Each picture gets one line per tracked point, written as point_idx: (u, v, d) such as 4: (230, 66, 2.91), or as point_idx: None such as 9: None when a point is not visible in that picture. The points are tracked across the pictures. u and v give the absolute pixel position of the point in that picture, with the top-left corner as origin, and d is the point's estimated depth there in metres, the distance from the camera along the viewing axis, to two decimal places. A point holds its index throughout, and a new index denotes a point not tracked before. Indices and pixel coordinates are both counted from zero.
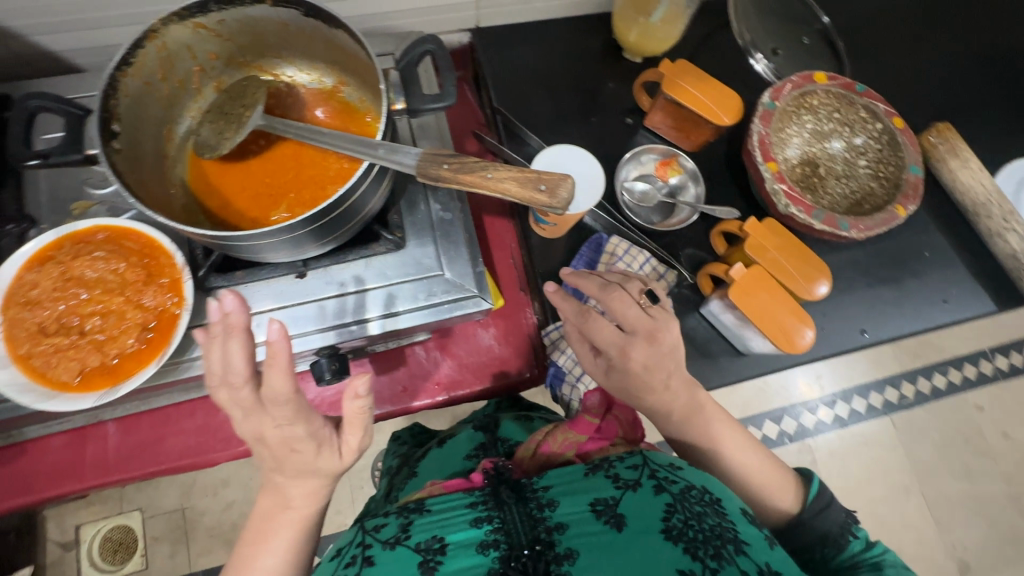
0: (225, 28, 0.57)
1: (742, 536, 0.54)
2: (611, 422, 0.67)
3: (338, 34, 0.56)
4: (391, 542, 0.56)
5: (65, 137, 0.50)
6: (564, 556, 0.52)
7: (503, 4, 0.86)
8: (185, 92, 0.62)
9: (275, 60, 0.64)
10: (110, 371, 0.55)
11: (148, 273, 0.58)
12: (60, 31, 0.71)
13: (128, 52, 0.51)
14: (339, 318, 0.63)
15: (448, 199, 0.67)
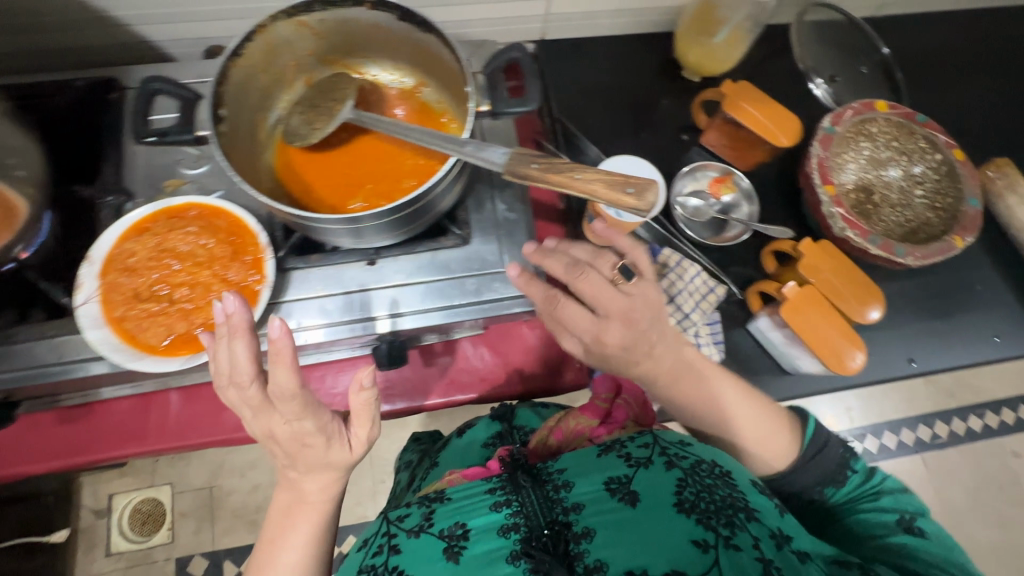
0: (323, 27, 0.61)
1: (751, 504, 0.57)
2: (621, 407, 0.72)
3: (428, 37, 0.60)
4: (415, 530, 0.59)
5: (179, 118, 0.54)
6: (582, 535, 0.55)
7: (569, 19, 0.90)
8: (279, 85, 0.66)
9: (362, 59, 0.68)
10: (193, 339, 0.59)
11: (234, 249, 0.61)
12: (160, 23, 0.77)
13: (240, 44, 0.55)
14: (348, 313, 0.65)
15: (514, 200, 0.70)
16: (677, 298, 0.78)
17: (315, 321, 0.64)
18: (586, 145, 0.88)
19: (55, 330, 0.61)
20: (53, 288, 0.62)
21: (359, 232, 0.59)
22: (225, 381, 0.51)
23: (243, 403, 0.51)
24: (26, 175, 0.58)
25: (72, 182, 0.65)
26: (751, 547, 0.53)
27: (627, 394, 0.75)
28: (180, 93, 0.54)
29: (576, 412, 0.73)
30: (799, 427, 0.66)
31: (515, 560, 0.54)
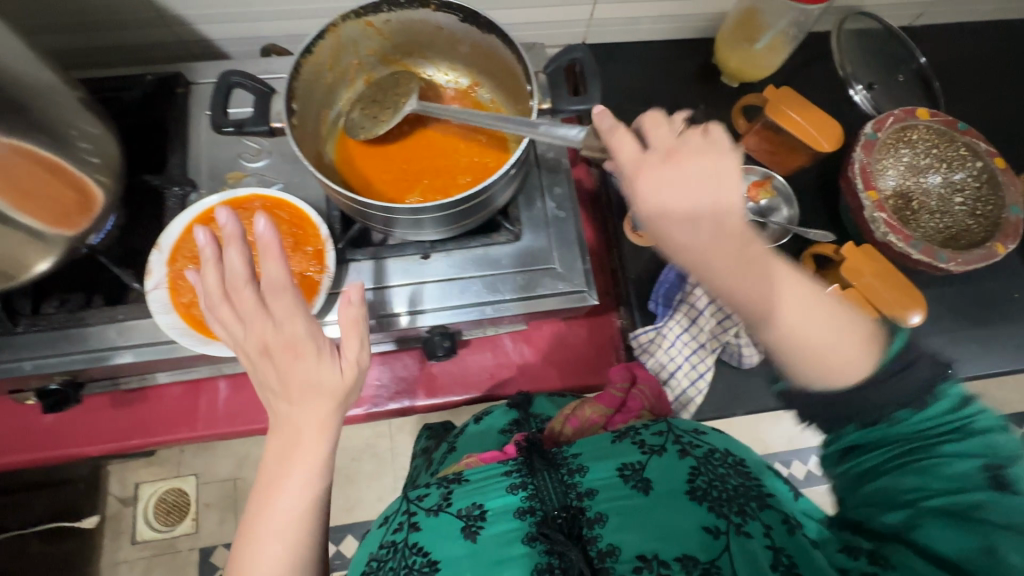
0: (388, 26, 0.63)
1: (764, 491, 0.57)
2: (636, 396, 0.73)
3: (490, 39, 0.62)
4: (434, 509, 0.60)
5: (255, 109, 0.56)
6: (596, 521, 0.56)
7: (611, 23, 0.92)
8: (342, 83, 0.68)
9: (420, 59, 0.70)
10: None
11: (296, 241, 0.64)
12: (220, 21, 0.79)
13: (312, 42, 0.57)
14: (377, 309, 0.66)
15: (563, 199, 0.72)
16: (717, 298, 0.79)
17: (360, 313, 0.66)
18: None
19: (123, 314, 0.63)
20: (125, 274, 0.64)
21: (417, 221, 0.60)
22: (218, 301, 0.51)
23: (232, 320, 0.51)
24: (105, 166, 0.61)
25: (140, 171, 0.68)
26: (763, 535, 0.52)
27: (643, 383, 0.75)
28: (256, 86, 0.56)
29: (591, 400, 0.72)
30: (884, 339, 0.51)
31: (530, 541, 0.56)
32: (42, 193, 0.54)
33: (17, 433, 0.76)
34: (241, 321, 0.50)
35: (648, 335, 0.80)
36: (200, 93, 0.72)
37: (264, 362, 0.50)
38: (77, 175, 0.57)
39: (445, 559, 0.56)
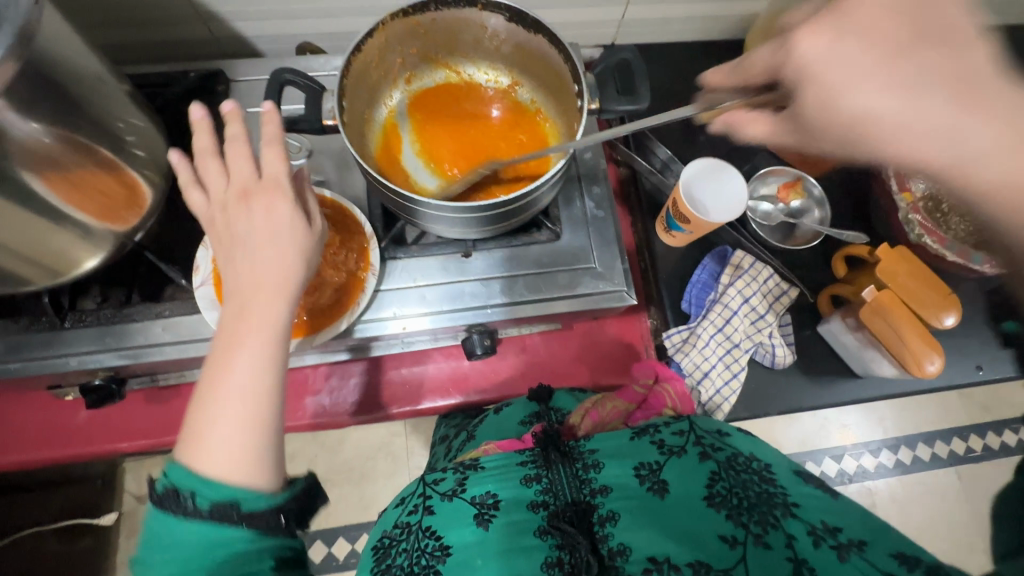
0: (434, 26, 0.63)
1: (791, 499, 0.56)
2: (659, 395, 0.72)
3: (536, 39, 0.62)
4: (449, 493, 0.62)
5: (309, 105, 0.56)
6: (607, 519, 0.57)
7: (642, 24, 0.92)
8: (385, 82, 0.69)
9: (461, 58, 0.70)
10: (304, 324, 0.62)
11: (341, 237, 0.65)
12: (258, 19, 0.79)
13: (362, 39, 0.58)
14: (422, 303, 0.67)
15: (602, 199, 0.72)
16: (750, 299, 0.80)
17: (402, 310, 0.66)
18: (658, 145, 0.87)
19: (169, 310, 0.64)
20: (171, 269, 0.64)
21: (462, 220, 0.59)
22: (207, 158, 0.53)
23: (218, 174, 0.52)
24: (154, 161, 0.60)
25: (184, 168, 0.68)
26: (785, 546, 0.51)
27: (668, 382, 0.74)
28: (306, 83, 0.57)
29: (613, 396, 0.73)
30: None
31: (543, 535, 0.57)
32: (97, 189, 0.53)
33: (48, 429, 0.75)
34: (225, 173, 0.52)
35: (681, 335, 0.80)
36: (239, 92, 0.73)
37: (234, 208, 0.50)
38: (129, 172, 0.56)
39: (456, 544, 0.58)
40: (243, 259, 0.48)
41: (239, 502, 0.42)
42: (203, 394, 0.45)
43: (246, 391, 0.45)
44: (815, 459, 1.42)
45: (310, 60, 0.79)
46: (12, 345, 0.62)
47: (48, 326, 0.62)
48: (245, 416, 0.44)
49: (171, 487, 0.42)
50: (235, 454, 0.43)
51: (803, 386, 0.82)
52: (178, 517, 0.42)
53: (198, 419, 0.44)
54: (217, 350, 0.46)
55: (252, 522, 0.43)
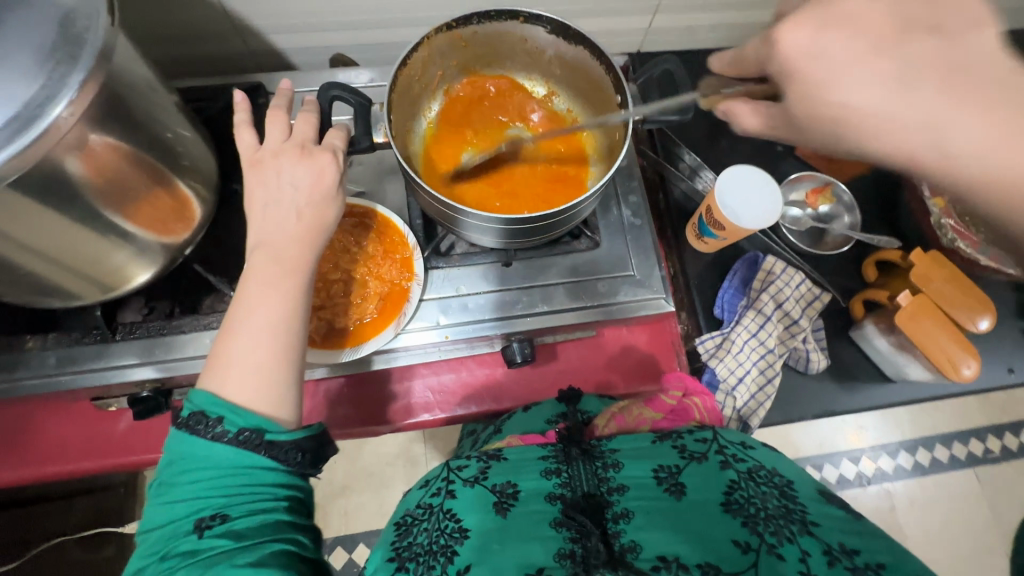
0: (475, 39, 0.65)
1: (810, 517, 0.55)
2: (688, 407, 0.72)
3: (575, 51, 0.63)
4: (471, 480, 0.63)
5: (358, 124, 0.56)
6: (621, 515, 0.56)
7: (669, 31, 0.93)
8: (426, 94, 0.69)
9: (498, 69, 0.72)
10: (349, 336, 0.63)
11: (385, 248, 0.65)
12: (292, 31, 0.80)
13: (409, 54, 0.58)
14: (462, 313, 0.67)
15: (638, 207, 0.73)
16: (783, 304, 0.81)
17: (445, 320, 0.67)
18: (684, 151, 0.87)
19: (217, 322, 0.65)
20: (220, 282, 0.65)
21: (501, 232, 0.59)
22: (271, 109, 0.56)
23: (277, 124, 0.54)
24: (203, 176, 0.61)
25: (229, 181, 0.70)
26: (799, 559, 0.50)
27: (697, 395, 0.74)
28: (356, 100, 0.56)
29: (641, 403, 0.73)
30: None
31: (557, 525, 0.56)
32: (154, 209, 0.54)
33: (89, 440, 0.75)
34: (284, 125, 0.54)
35: (715, 342, 0.81)
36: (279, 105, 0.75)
37: (286, 157, 0.52)
38: (182, 187, 0.57)
39: (474, 527, 0.57)
40: (283, 205, 0.50)
41: (264, 430, 0.44)
42: (234, 324, 0.47)
43: (278, 332, 0.47)
44: (834, 462, 1.42)
45: (346, 72, 0.80)
46: (63, 357, 0.63)
47: (98, 339, 0.63)
48: (274, 354, 0.46)
49: (200, 410, 0.44)
50: (264, 386, 0.45)
51: (835, 392, 0.82)
52: (204, 439, 0.43)
53: (230, 346, 0.46)
54: (253, 284, 0.48)
55: (274, 451, 0.44)
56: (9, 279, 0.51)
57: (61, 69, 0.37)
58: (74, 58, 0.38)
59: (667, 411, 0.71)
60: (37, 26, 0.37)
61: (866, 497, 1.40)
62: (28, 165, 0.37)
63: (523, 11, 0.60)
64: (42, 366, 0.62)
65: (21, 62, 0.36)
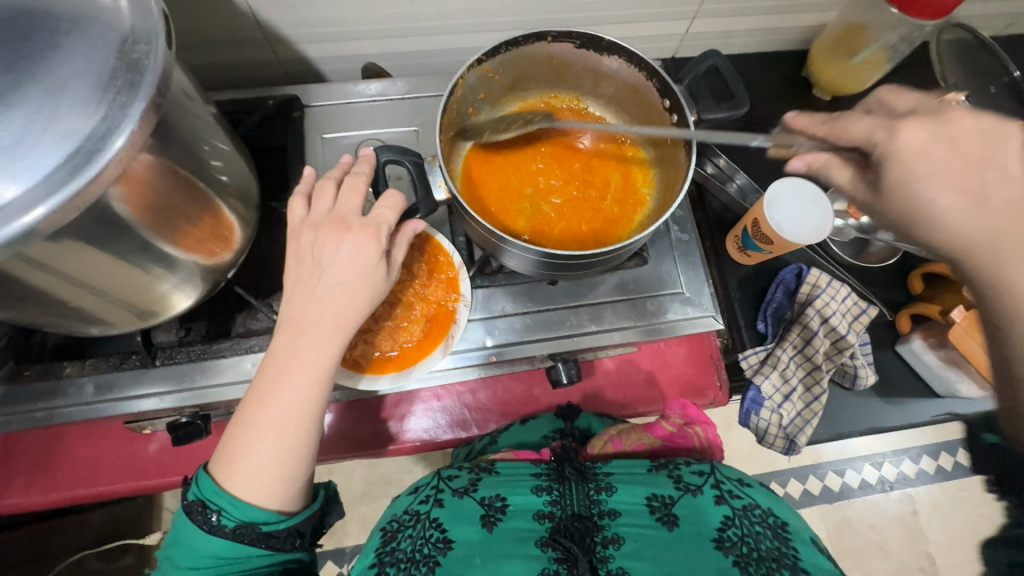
0: (501, 68, 0.60)
1: (802, 563, 0.53)
2: (690, 436, 0.69)
3: (608, 59, 0.59)
4: (460, 491, 0.61)
5: (419, 189, 0.55)
6: (611, 540, 0.55)
7: (706, 36, 0.91)
8: (460, 133, 0.65)
9: (522, 89, 0.67)
10: (395, 360, 0.61)
11: (431, 268, 0.63)
12: (324, 40, 0.78)
13: (447, 101, 0.54)
14: (509, 336, 0.65)
15: (686, 222, 0.71)
16: (830, 319, 0.77)
17: (493, 340, 0.65)
18: (716, 154, 0.85)
19: (258, 345, 0.63)
20: (260, 304, 0.63)
21: (537, 261, 0.57)
22: (325, 185, 0.53)
23: (327, 201, 0.52)
24: (243, 195, 0.59)
25: (268, 199, 0.68)
26: None
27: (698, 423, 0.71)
28: (410, 161, 0.55)
29: (638, 427, 0.70)
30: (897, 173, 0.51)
31: (543, 546, 0.55)
32: (196, 235, 0.53)
33: (122, 463, 0.73)
34: (333, 197, 0.52)
35: (758, 356, 0.79)
36: (314, 118, 0.73)
37: (324, 231, 0.49)
38: (223, 208, 0.55)
39: (460, 540, 0.56)
40: (315, 292, 0.48)
41: (259, 523, 0.46)
42: (250, 416, 0.46)
43: (290, 436, 0.46)
44: (856, 467, 1.39)
45: (383, 83, 0.75)
46: (101, 384, 0.62)
47: (137, 364, 0.62)
48: (286, 459, 0.46)
49: (200, 499, 0.46)
50: (265, 485, 0.46)
51: (879, 407, 0.80)
52: (201, 530, 0.45)
53: (241, 438, 0.46)
54: (277, 379, 0.46)
55: (271, 541, 0.47)
56: (56, 312, 0.50)
57: (121, 100, 0.35)
58: (134, 87, 0.36)
59: (667, 438, 0.69)
60: (98, 55, 0.35)
61: (888, 502, 1.37)
62: (89, 203, 0.35)
63: (549, 31, 0.56)
64: (80, 395, 0.61)
65: (81, 93, 0.34)
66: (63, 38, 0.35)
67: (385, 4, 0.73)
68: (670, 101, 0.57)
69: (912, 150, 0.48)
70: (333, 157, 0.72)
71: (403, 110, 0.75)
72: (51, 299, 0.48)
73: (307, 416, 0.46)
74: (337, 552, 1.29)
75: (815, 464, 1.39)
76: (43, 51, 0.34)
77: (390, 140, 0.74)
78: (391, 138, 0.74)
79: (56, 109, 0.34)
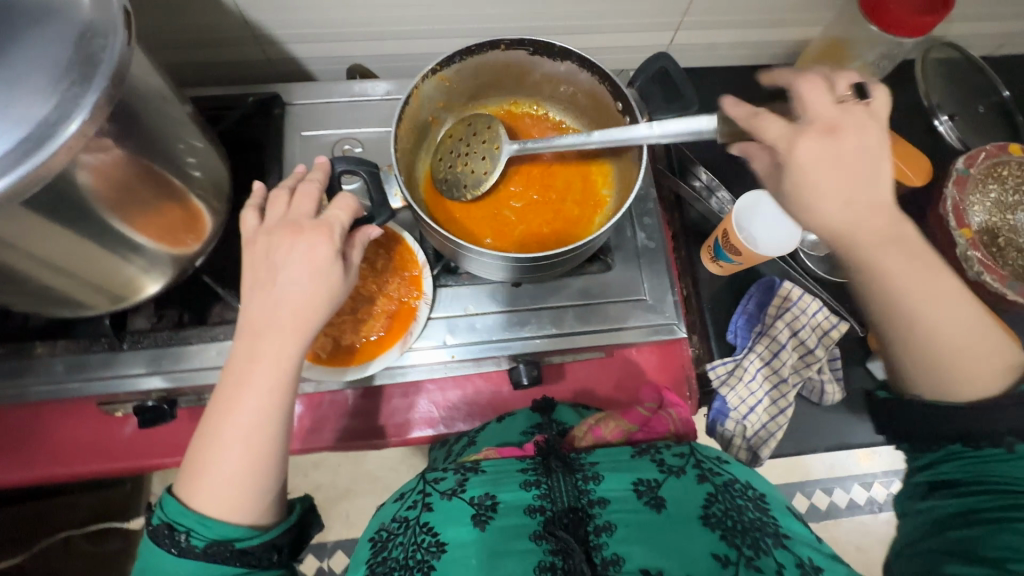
0: (458, 77, 0.62)
1: (782, 530, 0.55)
2: (662, 419, 0.69)
3: (562, 65, 0.60)
4: (448, 492, 0.59)
5: (375, 195, 0.54)
6: (602, 528, 0.54)
7: (691, 48, 0.91)
8: (421, 142, 0.66)
9: (483, 99, 0.68)
10: (355, 352, 0.63)
11: (395, 265, 0.65)
12: (311, 41, 0.80)
13: (402, 109, 0.56)
14: (466, 336, 0.66)
15: (654, 230, 0.72)
16: (799, 332, 0.78)
17: (454, 338, 0.66)
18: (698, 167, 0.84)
19: (222, 334, 0.65)
20: (227, 294, 0.65)
21: (501, 266, 0.58)
22: (278, 196, 0.54)
23: (280, 204, 0.54)
24: (215, 188, 0.61)
25: (242, 192, 0.70)
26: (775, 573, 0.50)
27: (674, 408, 0.71)
28: (366, 170, 0.55)
29: (616, 414, 0.70)
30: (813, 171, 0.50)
31: (538, 539, 0.55)
32: (163, 224, 0.55)
33: (97, 446, 0.75)
34: (287, 206, 0.54)
35: (725, 367, 0.79)
36: (294, 116, 0.75)
37: (277, 236, 0.51)
38: (195, 202, 0.58)
39: (453, 541, 0.55)
40: (275, 294, 0.50)
41: (232, 541, 0.47)
42: (217, 418, 0.48)
43: (257, 435, 0.47)
44: (844, 485, 1.36)
45: (364, 84, 0.77)
46: (71, 364, 0.64)
47: (107, 346, 0.64)
48: (253, 456, 0.47)
49: (165, 523, 0.46)
50: (233, 498, 0.47)
51: (848, 423, 0.79)
52: (171, 554, 0.46)
53: (209, 444, 0.47)
54: (240, 381, 0.48)
55: (247, 558, 0.47)
56: (25, 291, 0.52)
57: (75, 90, 0.37)
58: (86, 78, 0.37)
59: (642, 422, 0.69)
60: (58, 50, 0.37)
61: (875, 523, 1.35)
62: (39, 185, 0.37)
63: (502, 40, 0.58)
64: (50, 373, 0.63)
65: (35, 84, 0.36)
66: (23, 32, 0.37)
67: (367, 8, 0.75)
68: (621, 104, 0.59)
69: (809, 163, 0.49)
70: (310, 154, 0.74)
71: (382, 111, 0.76)
72: (20, 278, 0.50)
73: (273, 411, 0.48)
74: (317, 546, 1.30)
75: (802, 482, 1.37)
76: (5, 42, 0.36)
77: (367, 139, 0.75)
78: (368, 138, 0.75)
79: (12, 97, 0.36)
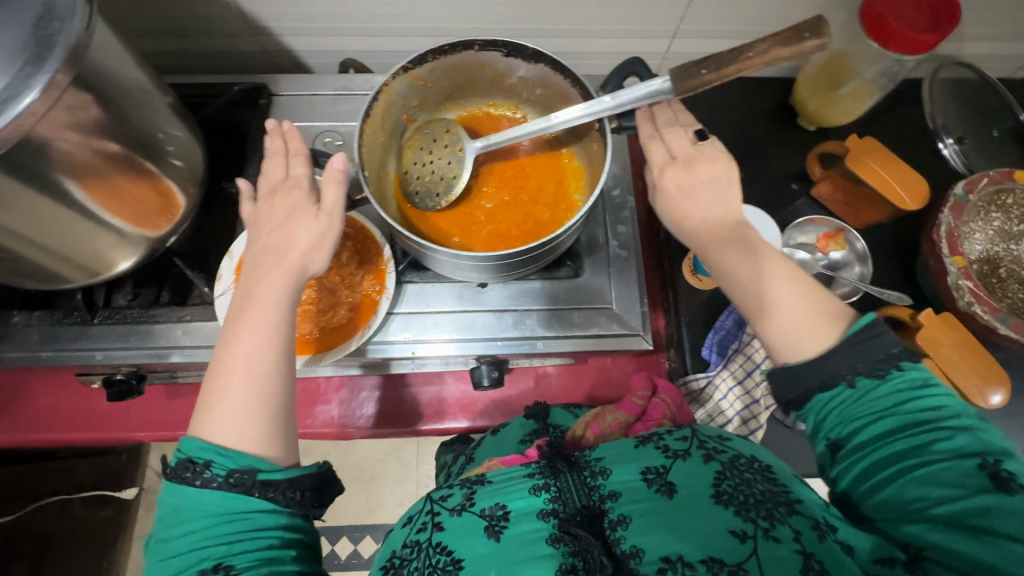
0: (432, 75, 0.62)
1: (792, 493, 0.48)
2: (657, 405, 0.67)
3: (534, 67, 0.60)
4: (458, 508, 0.52)
5: None
6: (618, 522, 0.48)
7: (689, 57, 0.90)
8: (394, 138, 0.66)
9: (460, 99, 0.69)
10: (313, 340, 0.63)
11: (360, 257, 0.66)
12: (306, 34, 0.81)
13: (370, 104, 0.57)
14: (423, 332, 0.67)
15: (627, 238, 0.71)
16: None
17: (416, 335, 0.66)
18: None
19: (190, 315, 0.67)
20: (197, 277, 0.67)
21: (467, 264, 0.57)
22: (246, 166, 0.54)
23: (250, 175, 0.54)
24: (192, 171, 0.63)
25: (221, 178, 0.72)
26: (794, 543, 0.44)
27: (664, 392, 0.69)
28: None
29: (613, 407, 0.67)
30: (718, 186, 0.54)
31: (555, 542, 0.48)
32: (136, 204, 0.56)
33: (75, 414, 0.78)
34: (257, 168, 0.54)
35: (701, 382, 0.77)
36: (282, 106, 0.77)
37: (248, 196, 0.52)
38: (167, 184, 0.59)
39: (468, 557, 0.49)
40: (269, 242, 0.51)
41: (256, 470, 0.44)
42: (223, 356, 0.47)
43: (257, 364, 0.46)
44: None
45: (351, 78, 0.78)
46: (45, 335, 0.66)
47: (78, 320, 0.66)
48: (253, 384, 0.46)
49: (184, 457, 0.44)
50: (243, 428, 0.45)
51: None
52: (195, 486, 0.43)
53: (215, 382, 0.46)
54: (237, 324, 0.48)
55: (269, 491, 0.44)
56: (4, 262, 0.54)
57: (27, 70, 0.40)
58: (40, 59, 0.41)
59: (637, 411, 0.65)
60: (17, 31, 0.41)
61: None
62: None
63: (476, 40, 0.58)
64: (25, 342, 0.66)
65: None
66: None
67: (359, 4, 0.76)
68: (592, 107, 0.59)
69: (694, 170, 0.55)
70: None
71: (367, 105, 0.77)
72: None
73: (272, 340, 0.47)
74: None
75: None
76: None
77: (349, 133, 0.76)
78: (350, 131, 0.76)
79: None
